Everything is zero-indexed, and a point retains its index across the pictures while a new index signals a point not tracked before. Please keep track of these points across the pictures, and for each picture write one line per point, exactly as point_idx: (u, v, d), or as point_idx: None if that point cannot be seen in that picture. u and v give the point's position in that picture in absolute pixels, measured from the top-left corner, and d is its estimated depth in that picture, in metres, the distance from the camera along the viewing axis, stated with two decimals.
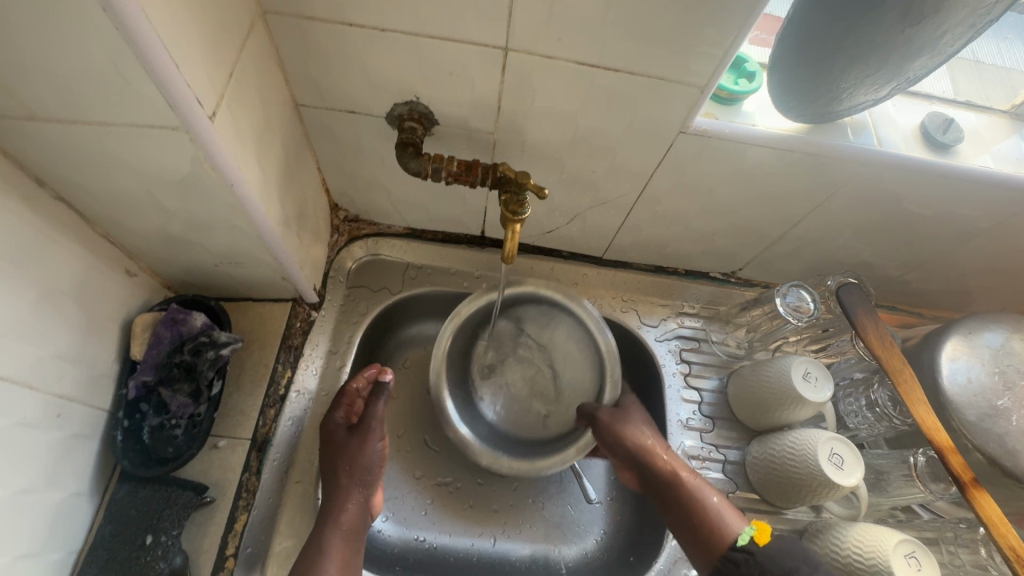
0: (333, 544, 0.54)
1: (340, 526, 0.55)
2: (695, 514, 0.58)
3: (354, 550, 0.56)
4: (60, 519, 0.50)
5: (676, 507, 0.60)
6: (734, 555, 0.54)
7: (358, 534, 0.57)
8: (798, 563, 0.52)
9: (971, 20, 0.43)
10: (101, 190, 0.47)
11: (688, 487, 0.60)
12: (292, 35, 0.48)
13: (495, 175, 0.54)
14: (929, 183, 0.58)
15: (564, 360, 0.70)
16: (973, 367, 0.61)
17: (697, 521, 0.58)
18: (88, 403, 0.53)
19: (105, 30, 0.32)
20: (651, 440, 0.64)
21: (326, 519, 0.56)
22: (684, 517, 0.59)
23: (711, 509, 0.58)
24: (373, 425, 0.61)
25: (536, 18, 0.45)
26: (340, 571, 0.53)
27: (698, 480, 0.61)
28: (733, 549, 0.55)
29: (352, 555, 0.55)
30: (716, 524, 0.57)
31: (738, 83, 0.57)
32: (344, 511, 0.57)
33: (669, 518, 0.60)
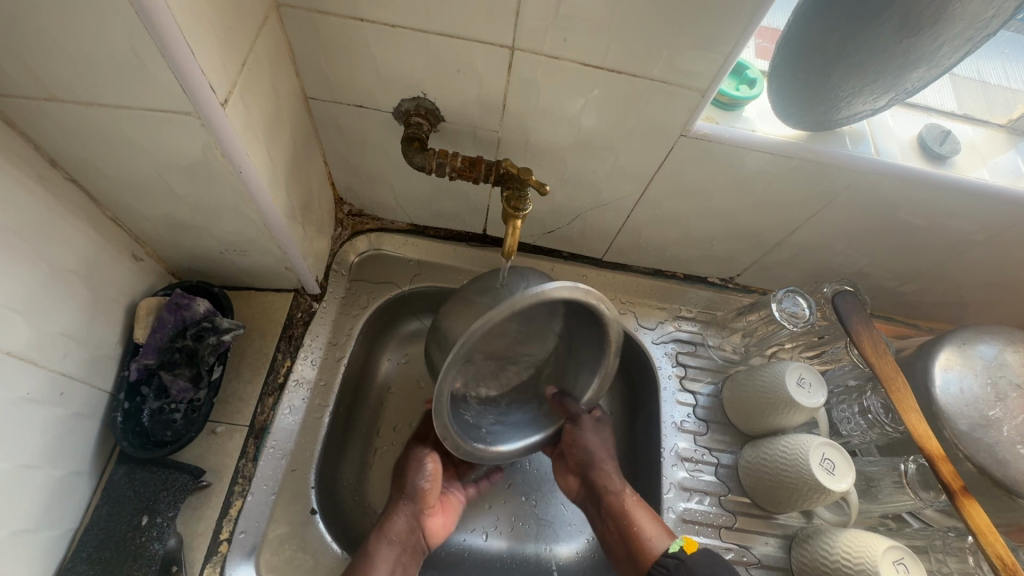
0: (382, 554, 0.57)
1: (391, 543, 0.59)
2: (629, 531, 0.61)
3: (402, 562, 0.58)
4: (58, 496, 0.51)
5: (612, 524, 0.63)
6: (665, 561, 0.57)
7: (407, 548, 0.60)
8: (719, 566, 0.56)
9: (967, 34, 0.44)
10: (112, 173, 0.48)
11: (628, 505, 0.63)
12: (305, 28, 0.50)
13: (497, 172, 0.55)
14: (925, 194, 0.59)
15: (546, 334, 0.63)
16: (965, 378, 0.61)
17: (630, 537, 0.61)
18: (90, 383, 0.54)
19: (128, 15, 0.33)
20: (607, 461, 0.67)
21: (378, 535, 0.60)
22: (619, 533, 0.62)
23: (644, 527, 0.61)
24: (416, 449, 0.68)
25: (542, 20, 0.46)
26: None
27: (638, 503, 0.63)
28: (664, 556, 0.58)
29: (398, 565, 0.58)
30: (646, 543, 0.60)
31: (739, 90, 0.57)
32: (393, 525, 0.61)
33: (608, 534, 0.63)
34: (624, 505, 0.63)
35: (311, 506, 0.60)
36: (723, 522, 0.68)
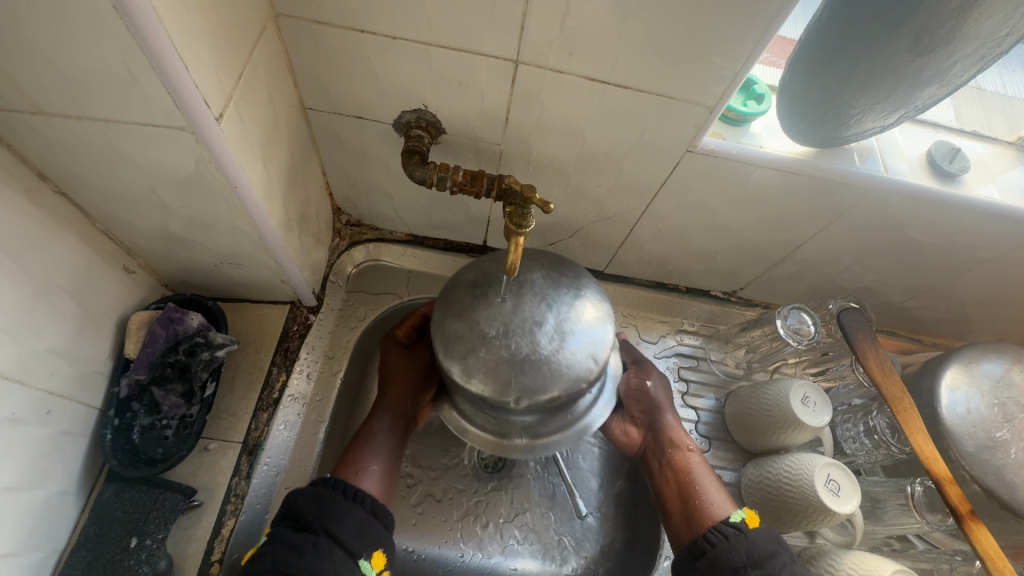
0: (377, 448, 0.59)
1: (388, 436, 0.60)
2: (692, 489, 0.60)
3: (397, 443, 0.61)
4: (44, 518, 0.49)
5: (673, 479, 0.62)
6: (725, 528, 0.54)
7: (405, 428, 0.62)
8: (780, 547, 0.52)
9: (980, 52, 0.44)
10: (103, 186, 0.47)
11: (692, 464, 0.62)
12: (303, 38, 0.48)
13: (500, 187, 0.52)
14: (934, 212, 0.58)
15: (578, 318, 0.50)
16: (972, 398, 0.60)
17: (691, 494, 0.59)
18: (78, 401, 0.52)
19: (118, 29, 0.32)
20: (671, 413, 0.66)
21: (376, 424, 0.61)
22: (680, 488, 0.61)
23: (708, 495, 0.59)
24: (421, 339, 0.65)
25: (547, 34, 0.45)
26: (378, 458, 0.58)
27: (701, 463, 0.62)
28: (722, 523, 0.55)
29: (393, 449, 0.60)
30: (709, 508, 0.58)
31: (747, 105, 0.56)
32: (388, 396, 0.62)
33: (666, 493, 0.62)
34: (686, 462, 0.62)
35: None
36: None
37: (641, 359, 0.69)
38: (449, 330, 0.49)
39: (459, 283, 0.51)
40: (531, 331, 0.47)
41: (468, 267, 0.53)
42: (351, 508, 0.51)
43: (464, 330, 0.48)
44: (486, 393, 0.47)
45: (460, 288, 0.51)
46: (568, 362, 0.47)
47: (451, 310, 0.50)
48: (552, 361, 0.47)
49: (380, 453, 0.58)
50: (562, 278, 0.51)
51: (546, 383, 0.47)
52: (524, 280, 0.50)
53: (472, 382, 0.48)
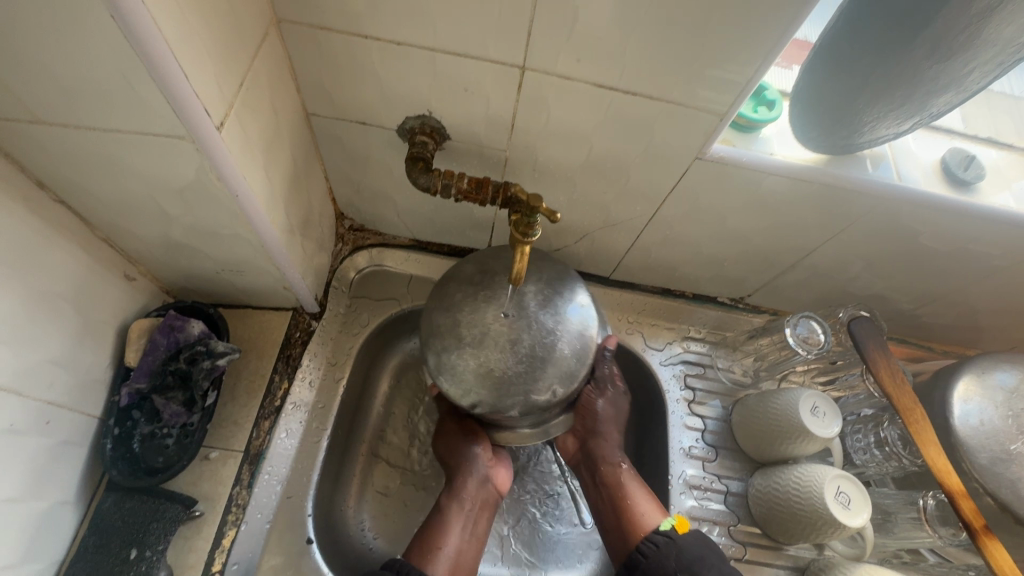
0: (453, 527, 0.60)
1: (463, 517, 0.61)
2: (624, 503, 0.61)
3: (476, 521, 0.62)
4: (44, 529, 0.49)
5: (608, 495, 0.63)
6: (655, 538, 0.57)
7: (482, 506, 0.63)
8: (705, 550, 0.56)
9: (999, 58, 0.42)
10: (103, 194, 0.46)
11: (626, 479, 0.63)
12: (306, 43, 0.47)
13: (505, 194, 0.51)
14: (949, 220, 0.57)
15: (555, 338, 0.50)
16: (985, 409, 0.59)
17: (623, 508, 0.61)
18: (78, 410, 0.52)
19: (116, 38, 0.31)
20: (612, 429, 0.65)
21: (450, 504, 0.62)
22: (614, 502, 0.62)
23: (640, 504, 0.61)
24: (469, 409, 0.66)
25: (554, 39, 0.44)
26: (457, 542, 0.59)
27: (632, 478, 0.64)
28: (654, 532, 0.58)
29: (471, 529, 0.61)
30: (641, 518, 0.60)
31: (757, 111, 0.55)
32: (464, 484, 0.63)
33: (601, 504, 0.64)
34: (621, 478, 0.63)
35: (307, 536, 0.58)
36: (733, 553, 0.66)
37: (602, 377, 0.63)
38: (433, 323, 0.51)
39: (455, 279, 0.53)
40: (502, 347, 0.48)
41: (466, 263, 0.54)
42: None
43: (445, 328, 0.50)
44: (452, 393, 0.50)
45: (454, 283, 0.52)
46: (533, 385, 0.48)
47: (439, 304, 0.52)
48: (515, 380, 0.48)
49: (456, 537, 0.60)
50: (551, 295, 0.51)
51: (508, 397, 0.48)
52: (512, 292, 0.50)
53: (443, 379, 0.50)
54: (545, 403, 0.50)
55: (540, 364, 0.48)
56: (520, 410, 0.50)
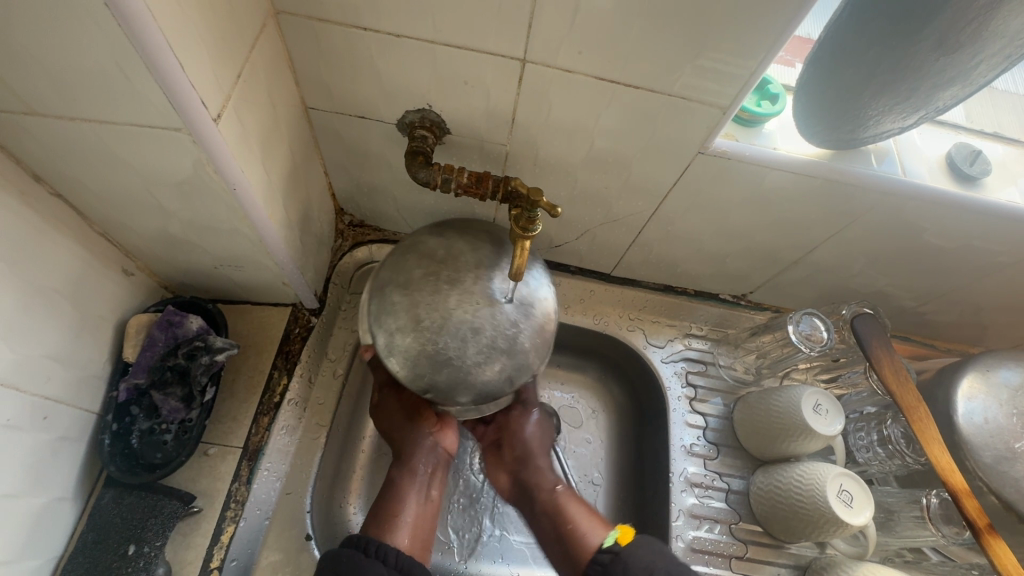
0: (408, 496, 0.58)
1: (417, 488, 0.59)
2: (563, 526, 0.59)
3: (427, 491, 0.60)
4: (42, 524, 0.49)
5: (547, 520, 0.61)
6: (600, 557, 0.55)
7: (433, 473, 0.61)
8: (655, 558, 0.52)
9: (1006, 51, 0.41)
10: (100, 188, 0.46)
11: (563, 501, 0.61)
12: (304, 36, 0.47)
13: (505, 189, 0.51)
14: (953, 216, 0.57)
15: (518, 331, 0.48)
16: (990, 407, 0.58)
17: (563, 529, 0.59)
18: (76, 405, 0.51)
19: (110, 28, 0.31)
20: (542, 457, 0.66)
21: (401, 475, 0.60)
22: (553, 526, 0.60)
23: (579, 522, 0.59)
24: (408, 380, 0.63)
25: (555, 31, 0.43)
26: (413, 515, 0.57)
27: (571, 498, 0.62)
28: (600, 551, 0.55)
29: (424, 501, 0.59)
30: (582, 537, 0.57)
31: (760, 105, 0.55)
32: (413, 454, 0.61)
33: (542, 532, 0.61)
34: (556, 500, 0.62)
35: (306, 533, 0.59)
36: (733, 552, 0.65)
37: (530, 401, 0.69)
38: (391, 301, 0.49)
39: (416, 252, 0.50)
40: (462, 335, 0.46)
41: (428, 237, 0.52)
42: (371, 565, 0.48)
43: (400, 308, 0.48)
44: (401, 374, 0.48)
45: (416, 259, 0.50)
46: (489, 376, 0.47)
47: (396, 280, 0.49)
48: (472, 369, 0.47)
49: (412, 511, 0.58)
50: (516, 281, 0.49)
51: (460, 385, 0.47)
52: (480, 276, 0.48)
53: (393, 360, 0.48)
54: (496, 395, 0.49)
55: (501, 356, 0.47)
56: (469, 397, 0.48)
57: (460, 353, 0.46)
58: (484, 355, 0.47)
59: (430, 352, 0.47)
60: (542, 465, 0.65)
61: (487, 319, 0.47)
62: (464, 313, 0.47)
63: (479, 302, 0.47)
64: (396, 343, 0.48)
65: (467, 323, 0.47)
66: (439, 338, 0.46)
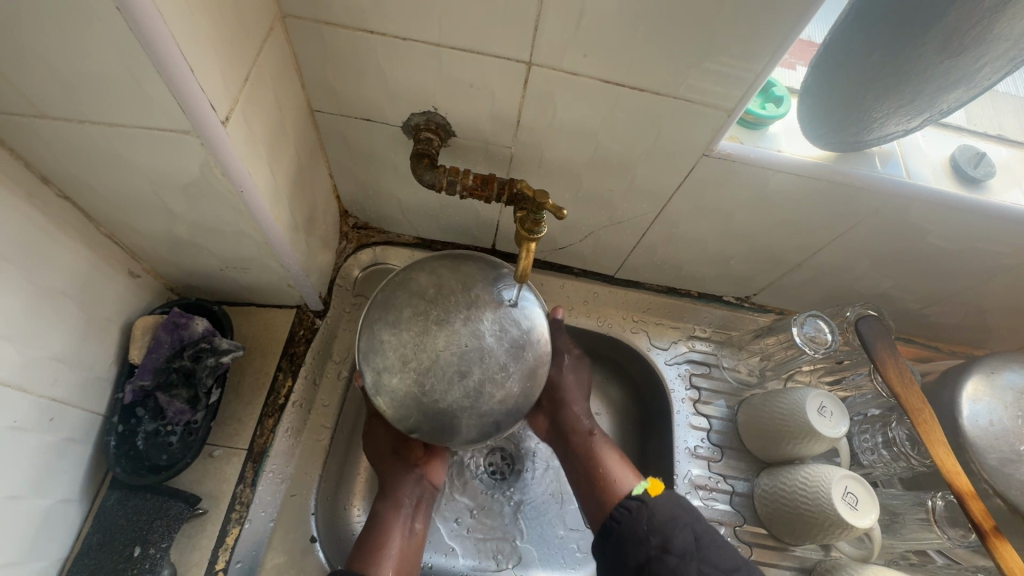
0: (394, 528, 0.58)
1: (403, 519, 0.59)
2: (596, 471, 0.61)
3: (413, 522, 0.60)
4: (47, 526, 0.49)
5: (580, 463, 0.63)
6: (627, 503, 0.56)
7: (419, 505, 0.61)
8: (679, 510, 0.54)
9: (1011, 54, 0.42)
10: (107, 190, 0.46)
11: (595, 446, 0.63)
12: (311, 40, 0.47)
13: (511, 191, 0.51)
14: (958, 218, 0.57)
15: (508, 374, 0.47)
16: (994, 410, 0.58)
17: (596, 475, 0.61)
18: (81, 406, 0.51)
19: (121, 32, 0.31)
20: (578, 402, 0.67)
21: (388, 505, 0.59)
22: (586, 471, 0.62)
23: (611, 469, 0.60)
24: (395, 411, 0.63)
25: (561, 35, 0.43)
26: (400, 546, 0.57)
27: (604, 444, 0.64)
28: (627, 497, 0.56)
29: (411, 533, 0.59)
30: (612, 482, 0.59)
31: (765, 108, 0.55)
32: (399, 486, 0.60)
33: (574, 474, 0.63)
34: (591, 444, 0.63)
35: (311, 534, 0.59)
36: None
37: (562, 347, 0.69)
38: (378, 342, 0.48)
39: (405, 290, 0.49)
40: (452, 380, 0.45)
41: (419, 272, 0.50)
42: None
43: (388, 346, 0.47)
44: (388, 414, 0.48)
45: (404, 296, 0.48)
46: (478, 418, 0.46)
47: (385, 318, 0.48)
48: (460, 414, 0.46)
49: (398, 541, 0.57)
50: (507, 322, 0.48)
51: (448, 425, 0.47)
52: (468, 315, 0.47)
53: (380, 399, 0.48)
54: (485, 432, 0.48)
55: (489, 397, 0.46)
56: (459, 436, 0.48)
57: (447, 395, 0.45)
58: (470, 397, 0.46)
59: (417, 394, 0.46)
60: (577, 410, 0.66)
61: (476, 362, 0.46)
62: (452, 355, 0.45)
63: (467, 344, 0.46)
64: (383, 383, 0.47)
65: (455, 365, 0.45)
66: (426, 379, 0.45)
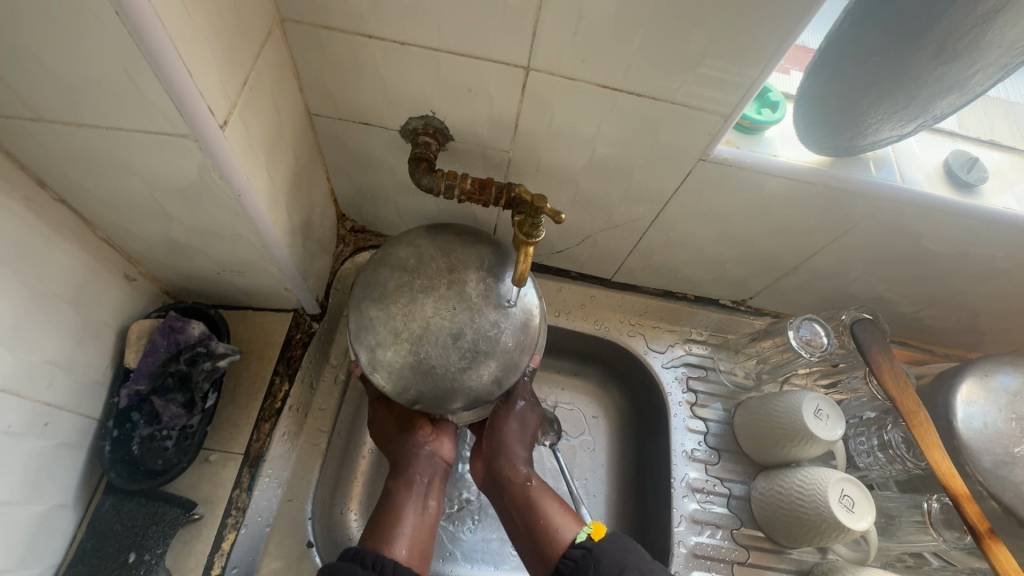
0: (407, 505, 0.57)
1: (415, 495, 0.58)
2: (535, 522, 0.56)
3: (427, 499, 0.59)
4: (40, 532, 0.48)
5: (517, 514, 0.58)
6: (573, 552, 0.53)
7: (431, 481, 0.60)
8: (626, 553, 0.51)
9: (1003, 60, 0.42)
10: (104, 194, 0.46)
11: (533, 494, 0.58)
12: (310, 44, 0.47)
13: (508, 196, 0.51)
14: (951, 222, 0.57)
15: (501, 332, 0.48)
16: (989, 413, 0.58)
17: (534, 527, 0.56)
18: (76, 411, 0.51)
19: (120, 35, 0.31)
20: (520, 449, 0.63)
21: (399, 483, 0.58)
22: (524, 523, 0.57)
23: (551, 518, 0.56)
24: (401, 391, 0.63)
25: (558, 40, 0.44)
26: (414, 524, 0.56)
27: (544, 489, 0.59)
28: (573, 546, 0.53)
29: (425, 509, 0.58)
30: (553, 531, 0.55)
31: (761, 113, 0.55)
32: (412, 462, 0.59)
33: (513, 527, 0.58)
34: (529, 495, 0.58)
35: (308, 539, 0.59)
36: (735, 557, 0.65)
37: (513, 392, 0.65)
38: (367, 319, 0.48)
39: (388, 265, 0.50)
40: (445, 342, 0.46)
41: (400, 247, 0.52)
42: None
43: (379, 321, 0.48)
44: (389, 389, 0.48)
45: (388, 271, 0.50)
46: (476, 379, 0.47)
47: (371, 295, 0.49)
48: (459, 376, 0.47)
49: (412, 519, 0.56)
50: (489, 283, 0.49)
51: (449, 391, 0.47)
52: (455, 281, 0.48)
53: (378, 375, 0.48)
54: (487, 395, 0.49)
55: (485, 357, 0.47)
56: (462, 401, 0.48)
57: (443, 359, 0.47)
58: (470, 359, 0.47)
59: (415, 360, 0.46)
60: (517, 458, 0.62)
61: (467, 324, 0.47)
62: (443, 321, 0.47)
63: (460, 306, 0.47)
64: (378, 360, 0.48)
65: (447, 329, 0.47)
66: (421, 346, 0.46)
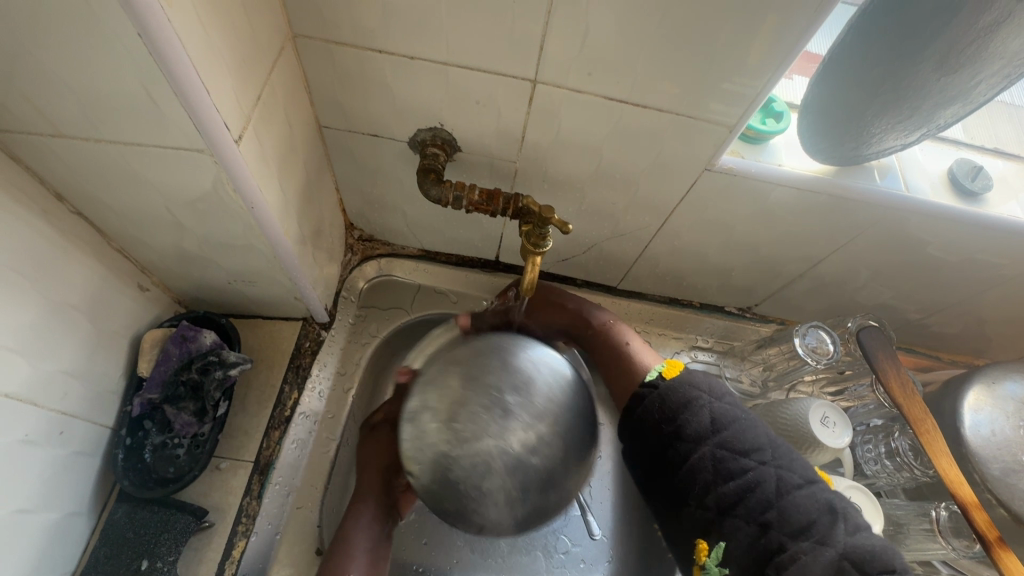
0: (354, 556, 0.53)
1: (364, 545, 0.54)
2: (617, 355, 0.63)
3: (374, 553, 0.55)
4: (54, 539, 0.49)
5: (601, 348, 0.65)
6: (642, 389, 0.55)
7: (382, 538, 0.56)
8: (699, 391, 0.52)
9: (1005, 70, 0.42)
10: (120, 207, 0.47)
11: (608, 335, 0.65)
12: (321, 59, 0.48)
13: (515, 207, 0.53)
14: (957, 229, 0.57)
15: (538, 494, 0.44)
16: (997, 420, 0.58)
17: (614, 362, 0.62)
18: (91, 420, 0.52)
19: (141, 55, 0.32)
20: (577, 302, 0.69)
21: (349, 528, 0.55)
22: (606, 361, 0.64)
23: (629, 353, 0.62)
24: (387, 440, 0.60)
25: (565, 54, 0.45)
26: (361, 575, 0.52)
27: (617, 330, 0.65)
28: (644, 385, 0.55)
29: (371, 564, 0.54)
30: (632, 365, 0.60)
31: (765, 123, 0.56)
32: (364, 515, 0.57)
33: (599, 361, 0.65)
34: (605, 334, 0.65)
35: (317, 547, 0.57)
36: None
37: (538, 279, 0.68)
38: (436, 394, 0.45)
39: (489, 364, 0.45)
40: (486, 474, 0.42)
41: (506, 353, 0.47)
42: None
43: (441, 408, 0.43)
44: (409, 464, 0.46)
45: (483, 367, 0.45)
46: (486, 512, 0.44)
47: (453, 377, 0.45)
48: (474, 503, 0.43)
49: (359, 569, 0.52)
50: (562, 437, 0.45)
51: (455, 506, 0.44)
52: (529, 421, 0.43)
53: (411, 448, 0.45)
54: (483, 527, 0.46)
55: (512, 505, 0.43)
56: (458, 517, 0.46)
57: (473, 484, 0.42)
58: (493, 498, 0.43)
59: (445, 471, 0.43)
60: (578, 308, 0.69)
61: (519, 463, 0.42)
62: (500, 450, 0.42)
63: (514, 455, 0.42)
64: (420, 431, 0.44)
65: (496, 459, 0.42)
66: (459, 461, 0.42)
